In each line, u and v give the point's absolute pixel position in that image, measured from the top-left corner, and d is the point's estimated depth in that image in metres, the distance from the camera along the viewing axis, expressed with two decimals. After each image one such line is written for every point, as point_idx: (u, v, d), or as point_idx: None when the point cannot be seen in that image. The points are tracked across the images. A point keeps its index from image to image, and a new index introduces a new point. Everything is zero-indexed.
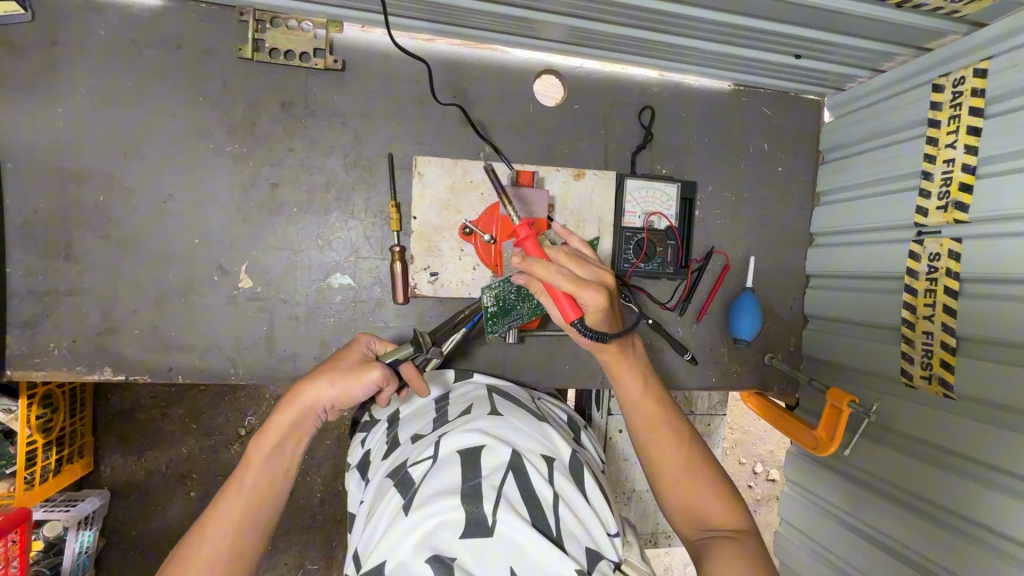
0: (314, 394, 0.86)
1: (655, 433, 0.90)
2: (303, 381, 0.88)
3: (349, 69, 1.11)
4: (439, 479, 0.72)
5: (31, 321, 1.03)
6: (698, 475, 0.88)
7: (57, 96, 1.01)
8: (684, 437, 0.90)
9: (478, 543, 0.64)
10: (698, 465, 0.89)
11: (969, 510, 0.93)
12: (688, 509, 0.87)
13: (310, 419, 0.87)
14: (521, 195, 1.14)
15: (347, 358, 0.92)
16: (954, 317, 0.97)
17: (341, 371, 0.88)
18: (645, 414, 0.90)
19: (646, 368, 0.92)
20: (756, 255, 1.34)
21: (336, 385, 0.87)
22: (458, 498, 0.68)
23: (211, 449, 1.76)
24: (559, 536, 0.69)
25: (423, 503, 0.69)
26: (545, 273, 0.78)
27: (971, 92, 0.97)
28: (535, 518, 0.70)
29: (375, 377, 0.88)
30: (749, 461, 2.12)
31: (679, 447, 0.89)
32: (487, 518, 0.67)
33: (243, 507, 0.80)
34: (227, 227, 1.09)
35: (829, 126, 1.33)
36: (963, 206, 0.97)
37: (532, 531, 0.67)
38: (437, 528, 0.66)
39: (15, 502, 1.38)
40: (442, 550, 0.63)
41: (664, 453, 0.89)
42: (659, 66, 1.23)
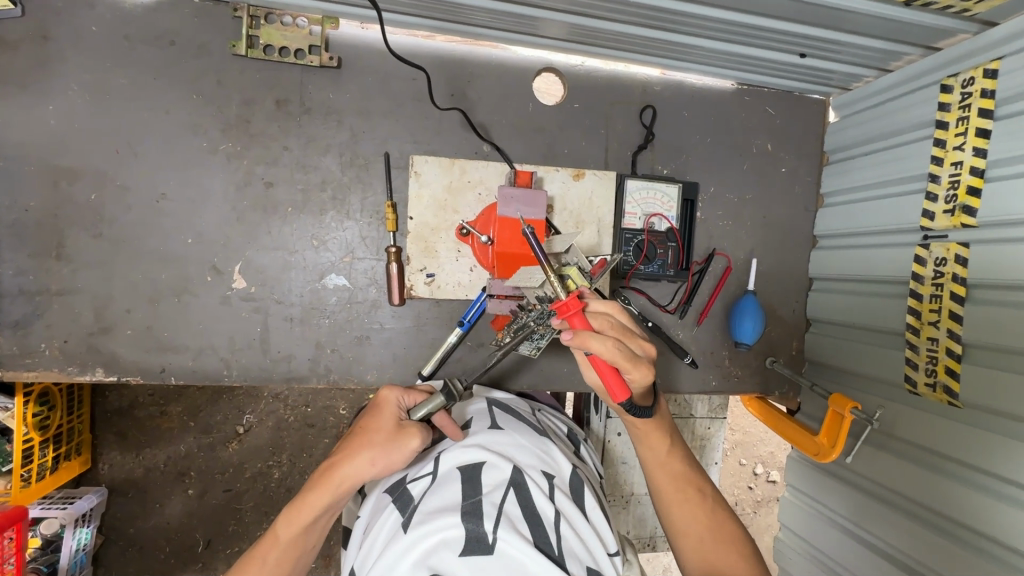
0: (353, 475, 0.79)
1: (678, 491, 0.90)
2: (339, 456, 0.81)
3: (345, 66, 1.09)
4: (441, 497, 0.71)
5: (23, 321, 1.01)
6: (720, 534, 0.86)
7: (48, 93, 0.99)
8: (706, 497, 0.90)
9: (478, 560, 0.63)
10: (720, 524, 0.87)
11: (971, 520, 0.91)
12: (708, 568, 0.83)
13: (345, 494, 0.81)
14: (524, 194, 1.06)
15: (384, 427, 0.83)
16: (960, 324, 0.95)
17: (381, 449, 0.80)
18: (668, 473, 0.92)
19: (674, 432, 0.95)
20: (758, 257, 1.32)
21: (376, 467, 0.79)
22: (457, 515, 0.67)
23: (208, 448, 1.75)
24: (562, 555, 0.67)
25: (422, 521, 0.68)
26: (606, 351, 0.76)
27: (980, 94, 0.94)
28: (536, 536, 0.68)
29: (416, 450, 0.81)
30: (750, 463, 2.10)
31: (700, 506, 0.89)
32: (487, 535, 0.65)
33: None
34: (221, 227, 1.07)
35: (834, 126, 1.31)
36: (971, 210, 0.95)
37: (534, 549, 0.65)
38: (437, 546, 0.64)
39: (11, 499, 1.38)
40: (441, 568, 0.62)
41: (687, 512, 0.88)
42: (662, 64, 1.20)
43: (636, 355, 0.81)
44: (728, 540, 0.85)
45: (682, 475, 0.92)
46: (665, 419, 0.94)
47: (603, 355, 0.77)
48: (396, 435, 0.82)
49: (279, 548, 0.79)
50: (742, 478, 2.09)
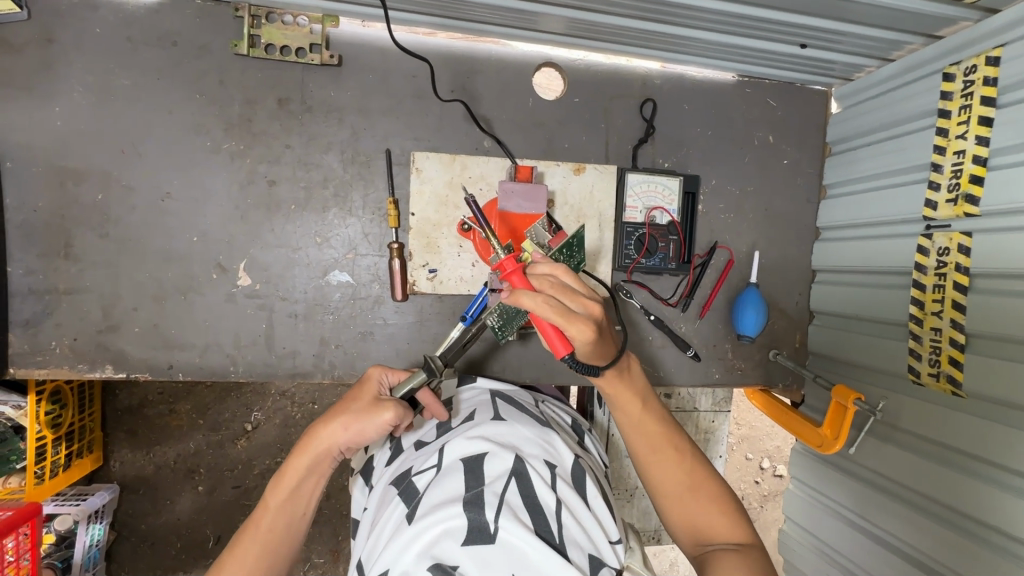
0: (329, 438, 0.82)
1: (658, 454, 0.88)
2: (319, 423, 0.85)
3: (346, 64, 1.10)
4: (444, 488, 0.72)
5: (33, 320, 1.03)
6: (702, 493, 0.86)
7: (54, 95, 1.01)
8: (686, 455, 0.89)
9: (480, 549, 0.64)
10: (701, 482, 0.87)
11: (974, 509, 0.91)
12: (692, 526, 0.85)
13: (325, 463, 0.83)
14: (524, 188, 1.10)
15: (363, 397, 0.88)
16: (963, 313, 0.95)
17: (356, 414, 0.84)
18: (645, 434, 0.89)
19: (647, 392, 0.91)
20: (761, 249, 1.32)
21: (350, 429, 0.82)
22: (459, 505, 0.68)
23: (217, 444, 1.77)
24: (562, 543, 0.69)
25: (426, 513, 0.69)
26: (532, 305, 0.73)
27: (982, 82, 0.94)
28: (537, 525, 0.69)
29: (390, 421, 0.83)
30: (756, 457, 2.10)
31: (680, 465, 0.88)
32: (489, 524, 0.66)
33: (257, 553, 0.78)
34: (226, 225, 1.08)
35: (836, 116, 1.30)
36: (974, 198, 0.94)
37: (535, 538, 0.66)
38: (441, 536, 0.65)
39: (26, 496, 1.41)
40: (444, 558, 0.63)
41: (667, 472, 0.87)
42: (662, 57, 1.20)
43: (574, 312, 0.75)
44: (709, 496, 0.86)
45: (660, 435, 0.89)
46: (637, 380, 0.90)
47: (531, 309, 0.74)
48: (372, 402, 0.85)
49: (268, 518, 0.81)
50: (748, 472, 2.09)
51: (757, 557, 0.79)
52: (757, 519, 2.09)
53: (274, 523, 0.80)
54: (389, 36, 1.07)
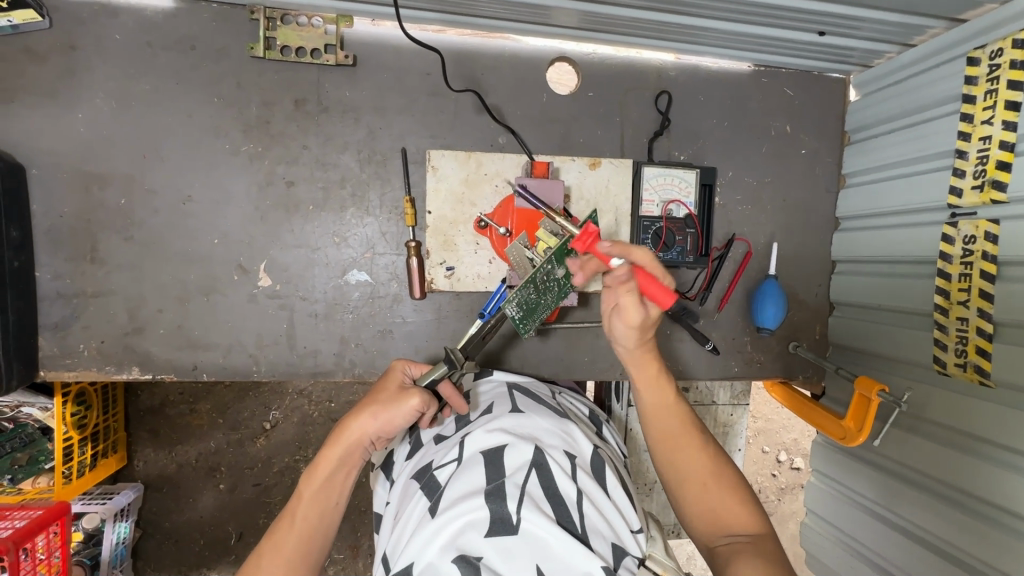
0: (359, 427, 0.82)
1: (678, 444, 0.91)
2: (347, 413, 0.84)
3: (361, 64, 1.10)
4: (465, 481, 0.73)
5: (61, 323, 1.05)
6: (722, 481, 0.88)
7: (77, 101, 1.02)
8: (706, 443, 0.92)
9: (504, 540, 0.64)
10: (722, 471, 0.89)
11: (1004, 500, 0.89)
12: (710, 514, 0.86)
13: (357, 453, 0.83)
14: (541, 184, 1.09)
15: (389, 387, 0.87)
16: (990, 303, 0.93)
17: (384, 402, 0.83)
18: (670, 419, 0.92)
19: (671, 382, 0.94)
20: (779, 241, 1.31)
21: (380, 418, 0.82)
22: (481, 498, 0.69)
23: (239, 443, 1.80)
24: (585, 533, 0.69)
25: (449, 505, 0.70)
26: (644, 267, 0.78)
27: (1009, 65, 0.92)
28: (559, 515, 0.70)
29: (417, 407, 0.82)
30: (774, 450, 2.09)
31: (702, 453, 0.90)
32: (511, 516, 0.67)
33: (294, 543, 0.78)
34: (246, 227, 1.09)
35: (854, 104, 1.28)
36: (1001, 184, 0.92)
37: (558, 529, 0.67)
38: (464, 528, 0.66)
39: (55, 496, 1.45)
40: (468, 549, 0.63)
41: (687, 462, 0.90)
42: (676, 49, 1.19)
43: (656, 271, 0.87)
44: (728, 486, 0.88)
45: (685, 421, 0.92)
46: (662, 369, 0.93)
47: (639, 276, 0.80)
48: (399, 391, 0.85)
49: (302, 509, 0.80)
50: (766, 465, 2.08)
51: (771, 548, 0.80)
52: (775, 512, 2.08)
53: (307, 515, 0.80)
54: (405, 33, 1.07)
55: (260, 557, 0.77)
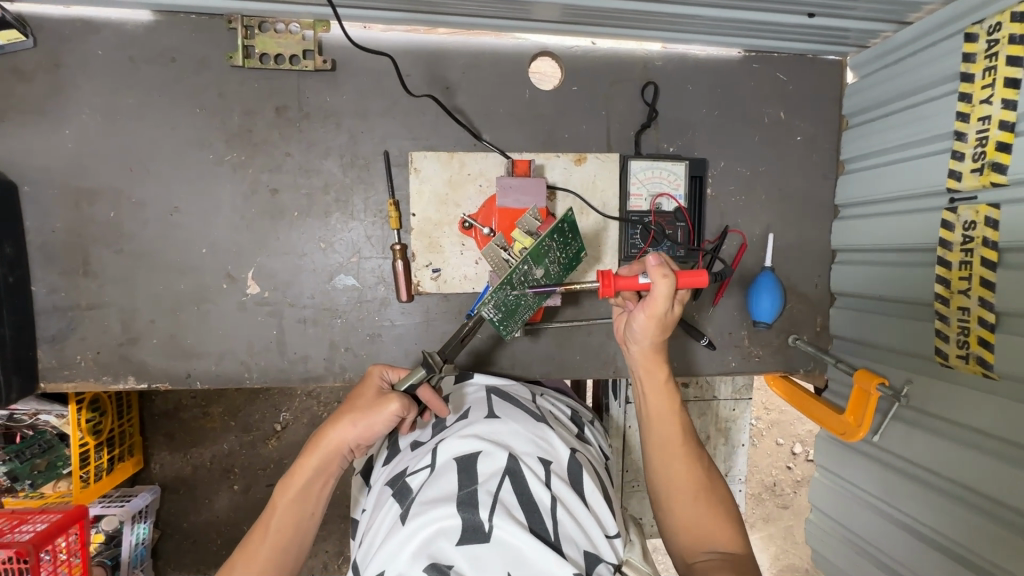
0: (338, 435, 0.84)
1: (672, 454, 0.89)
2: (327, 421, 0.86)
3: (340, 68, 1.10)
4: (437, 488, 0.72)
5: (59, 335, 1.08)
6: (712, 498, 0.87)
7: (64, 118, 1.04)
8: (702, 456, 0.91)
9: (475, 549, 0.64)
10: (713, 487, 0.89)
11: (1009, 497, 0.86)
12: (692, 529, 0.85)
13: (335, 460, 0.84)
14: (521, 182, 1.07)
15: (368, 393, 0.89)
16: (992, 291, 0.89)
17: (363, 410, 0.85)
18: (671, 428, 0.90)
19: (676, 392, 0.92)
20: (775, 231, 1.27)
21: (358, 425, 0.84)
22: (453, 505, 0.68)
23: (251, 445, 1.83)
24: (558, 541, 0.69)
25: (420, 512, 0.69)
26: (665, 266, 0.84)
27: (1009, 40, 0.87)
28: (532, 522, 0.69)
29: (395, 412, 0.84)
30: (788, 442, 2.04)
31: (698, 466, 0.89)
32: (484, 523, 0.67)
33: (268, 552, 0.80)
34: (232, 235, 1.11)
35: (851, 87, 1.23)
36: (1001, 166, 0.88)
37: (530, 536, 0.66)
38: (435, 535, 0.66)
39: (74, 500, 1.48)
40: (440, 558, 0.63)
41: (678, 473, 0.88)
42: (662, 38, 1.16)
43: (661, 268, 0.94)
44: (717, 503, 0.87)
45: (686, 433, 0.91)
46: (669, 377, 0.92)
47: (669, 283, 0.83)
48: (377, 397, 0.86)
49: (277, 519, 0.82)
50: (779, 458, 2.04)
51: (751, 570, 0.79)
52: (791, 505, 2.03)
53: (282, 523, 0.82)
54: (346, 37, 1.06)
55: (233, 565, 0.79)
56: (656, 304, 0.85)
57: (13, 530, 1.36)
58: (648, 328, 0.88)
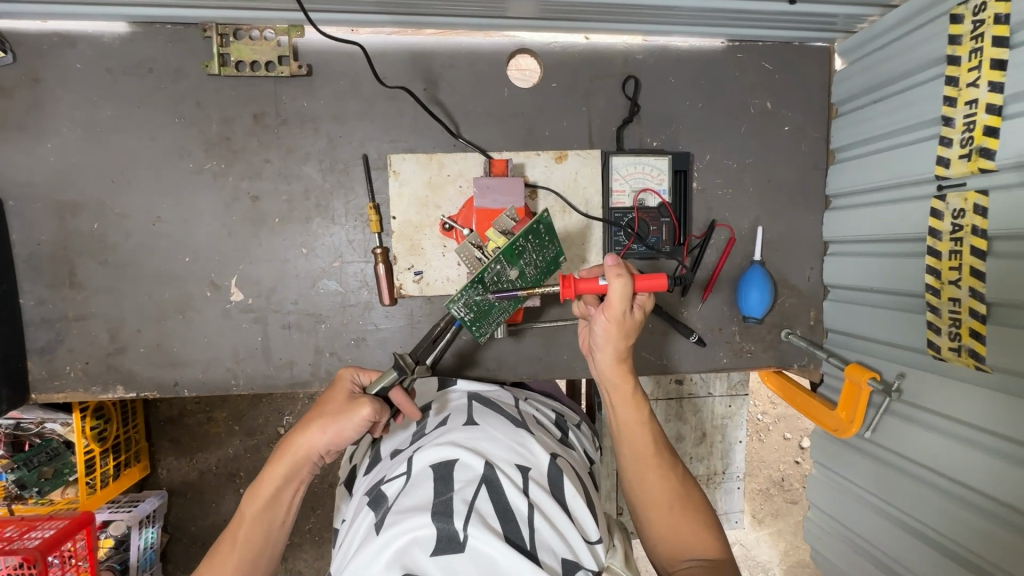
0: (308, 443, 0.85)
1: (646, 463, 0.88)
2: (295, 428, 0.87)
3: (316, 73, 1.10)
4: (413, 497, 0.72)
5: (48, 346, 1.09)
6: (689, 507, 0.87)
7: (45, 132, 1.05)
8: (677, 467, 0.90)
9: (449, 559, 0.63)
10: (689, 496, 0.88)
11: (1005, 494, 0.83)
12: (671, 538, 0.85)
13: (306, 466, 0.87)
14: (499, 182, 1.06)
15: (337, 398, 0.90)
16: (983, 282, 0.86)
17: (332, 417, 0.86)
18: (642, 441, 0.89)
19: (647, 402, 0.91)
20: (764, 224, 1.24)
21: (328, 433, 0.85)
22: (427, 515, 0.68)
23: (254, 449, 1.84)
24: (535, 549, 0.67)
25: (394, 521, 0.69)
26: (621, 267, 0.84)
27: (994, 20, 0.83)
28: (508, 531, 0.68)
29: (366, 418, 0.86)
30: (795, 436, 1.99)
31: (672, 477, 0.88)
32: (458, 533, 0.66)
33: (238, 562, 0.82)
34: (214, 244, 1.11)
35: (839, 74, 1.20)
36: (989, 152, 0.85)
37: (505, 545, 0.65)
38: (409, 545, 0.65)
39: (81, 506, 1.50)
40: (413, 568, 0.62)
41: (654, 482, 0.87)
42: (641, 30, 1.14)
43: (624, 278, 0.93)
44: (695, 512, 0.86)
45: (658, 445, 0.90)
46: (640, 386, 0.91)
47: (627, 283, 0.83)
48: (347, 403, 0.88)
49: (245, 527, 0.84)
50: (787, 453, 1.99)
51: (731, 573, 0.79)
52: (801, 501, 1.99)
53: (252, 532, 0.84)
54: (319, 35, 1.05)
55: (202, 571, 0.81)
56: (614, 308, 0.84)
57: (21, 537, 1.39)
58: (611, 336, 0.87)
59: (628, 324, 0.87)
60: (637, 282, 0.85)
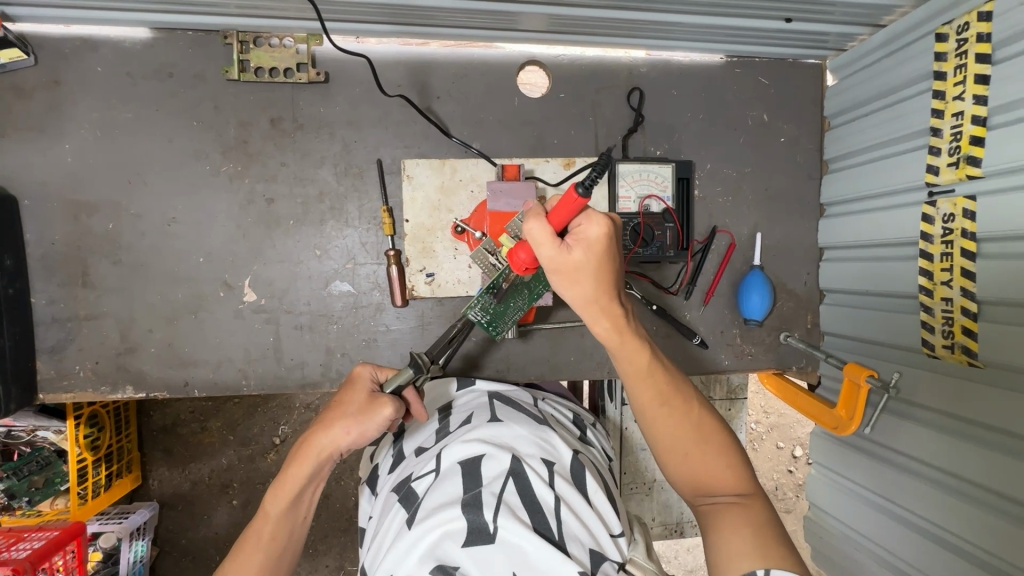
0: (331, 444, 0.86)
1: (659, 415, 0.86)
2: (317, 428, 0.87)
3: (333, 80, 1.13)
4: (443, 492, 0.73)
5: (57, 346, 1.09)
6: (707, 445, 0.86)
7: (64, 133, 1.07)
8: (692, 408, 0.87)
9: (480, 550, 0.65)
10: (708, 436, 0.87)
11: (999, 484, 0.87)
12: (693, 481, 0.86)
13: (328, 464, 0.87)
14: (511, 186, 1.12)
15: (357, 398, 0.90)
16: (973, 281, 0.91)
17: (357, 417, 0.87)
18: (650, 392, 0.85)
19: (652, 345, 0.86)
20: (762, 231, 1.29)
21: (352, 433, 0.86)
22: (458, 508, 0.69)
23: (249, 458, 1.80)
24: (563, 540, 0.69)
25: (425, 517, 0.70)
26: (529, 213, 0.79)
27: (976, 39, 0.90)
28: (536, 522, 0.70)
29: (389, 416, 0.88)
30: (788, 445, 2.02)
31: (687, 422, 0.86)
32: (489, 525, 0.67)
33: (264, 560, 0.83)
34: (228, 245, 1.13)
35: (831, 89, 1.26)
36: (976, 160, 0.90)
37: (534, 536, 0.67)
38: (441, 539, 0.67)
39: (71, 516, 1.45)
40: (446, 560, 0.64)
41: (668, 431, 0.86)
42: (646, 45, 1.19)
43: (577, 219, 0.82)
44: (714, 449, 0.86)
45: (666, 393, 0.86)
46: (639, 330, 0.85)
47: (531, 226, 0.76)
48: (368, 402, 0.89)
49: (269, 527, 0.84)
50: (780, 462, 2.02)
51: (757, 506, 0.82)
52: (794, 510, 2.01)
53: (275, 530, 0.84)
54: (334, 46, 1.08)
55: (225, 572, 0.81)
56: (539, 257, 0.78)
57: (9, 548, 1.33)
58: (561, 287, 0.79)
59: (570, 267, 0.77)
60: (553, 217, 0.76)
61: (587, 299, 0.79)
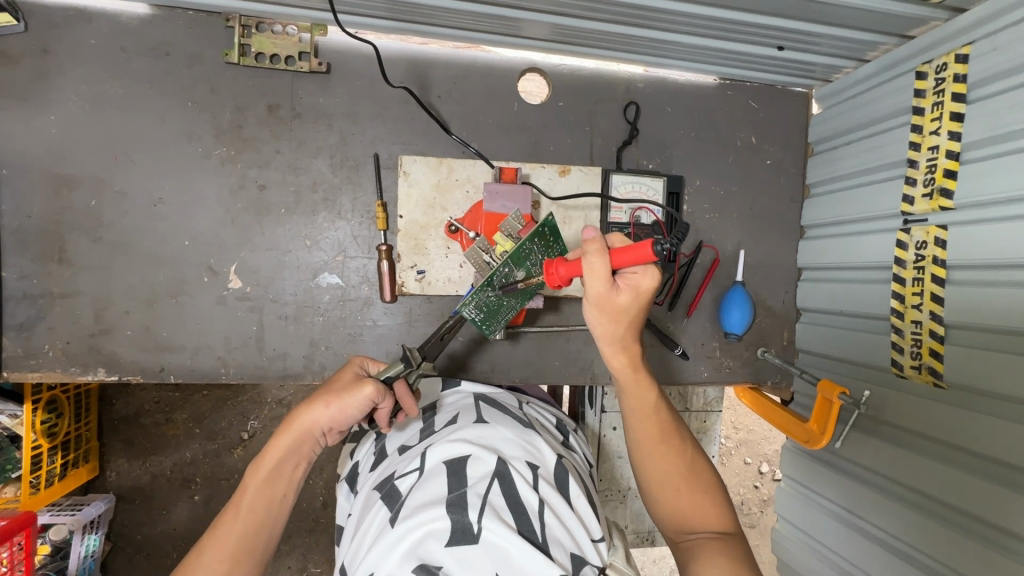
0: (312, 418, 0.85)
1: (657, 447, 0.88)
2: (301, 403, 0.87)
3: (335, 71, 1.13)
4: (427, 491, 0.73)
5: (26, 323, 1.05)
6: (695, 484, 0.88)
7: (49, 104, 1.03)
8: (686, 449, 0.90)
9: (464, 550, 0.64)
10: (697, 476, 0.89)
11: (956, 499, 0.92)
12: (677, 516, 0.87)
13: (310, 440, 0.86)
14: (509, 189, 1.14)
15: (343, 377, 0.91)
16: (942, 306, 0.96)
17: (337, 393, 0.87)
18: (651, 425, 0.88)
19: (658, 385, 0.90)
20: (746, 248, 1.34)
21: (332, 408, 0.86)
22: (442, 508, 0.69)
23: (214, 453, 1.75)
24: (545, 543, 0.69)
25: (409, 515, 0.70)
26: (593, 241, 0.74)
27: (953, 78, 0.95)
28: (520, 525, 0.70)
29: (370, 396, 0.86)
30: (755, 461, 2.07)
31: (680, 459, 0.89)
32: (472, 525, 0.67)
33: (240, 534, 0.80)
34: (216, 229, 1.10)
35: (816, 117, 1.32)
36: (948, 192, 0.96)
37: (518, 538, 0.67)
38: (425, 537, 0.66)
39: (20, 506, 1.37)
40: (429, 559, 0.64)
41: (662, 463, 0.88)
42: (645, 62, 1.23)
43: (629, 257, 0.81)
44: (701, 489, 0.88)
45: (665, 429, 0.89)
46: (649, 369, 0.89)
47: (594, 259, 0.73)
48: (352, 380, 0.89)
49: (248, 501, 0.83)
50: (747, 477, 2.06)
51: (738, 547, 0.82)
52: (758, 525, 2.05)
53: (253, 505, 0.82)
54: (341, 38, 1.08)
55: (201, 549, 0.79)
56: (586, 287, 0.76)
57: None
58: (593, 317, 0.79)
59: (612, 307, 0.77)
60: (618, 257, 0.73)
61: (611, 335, 0.82)
